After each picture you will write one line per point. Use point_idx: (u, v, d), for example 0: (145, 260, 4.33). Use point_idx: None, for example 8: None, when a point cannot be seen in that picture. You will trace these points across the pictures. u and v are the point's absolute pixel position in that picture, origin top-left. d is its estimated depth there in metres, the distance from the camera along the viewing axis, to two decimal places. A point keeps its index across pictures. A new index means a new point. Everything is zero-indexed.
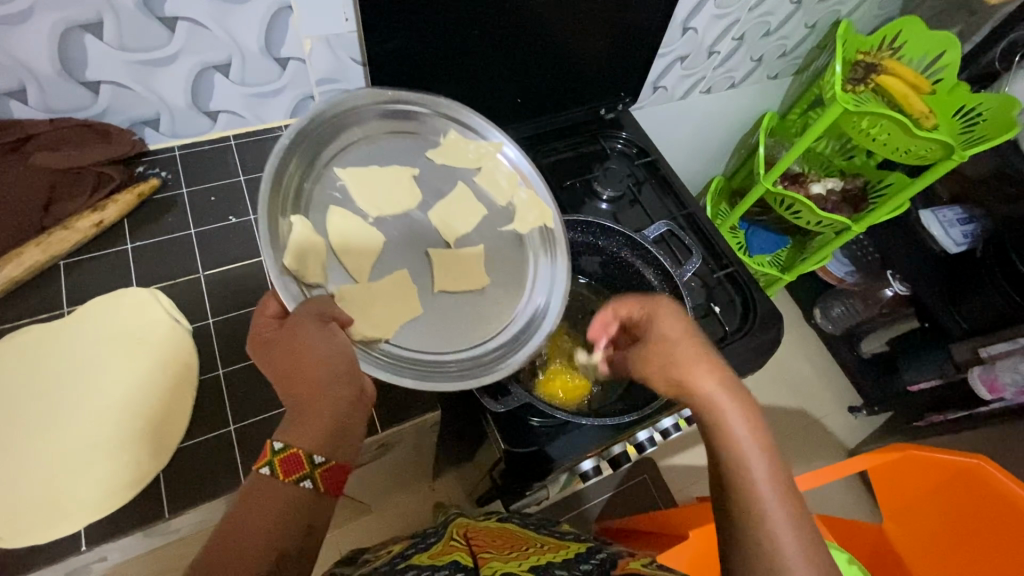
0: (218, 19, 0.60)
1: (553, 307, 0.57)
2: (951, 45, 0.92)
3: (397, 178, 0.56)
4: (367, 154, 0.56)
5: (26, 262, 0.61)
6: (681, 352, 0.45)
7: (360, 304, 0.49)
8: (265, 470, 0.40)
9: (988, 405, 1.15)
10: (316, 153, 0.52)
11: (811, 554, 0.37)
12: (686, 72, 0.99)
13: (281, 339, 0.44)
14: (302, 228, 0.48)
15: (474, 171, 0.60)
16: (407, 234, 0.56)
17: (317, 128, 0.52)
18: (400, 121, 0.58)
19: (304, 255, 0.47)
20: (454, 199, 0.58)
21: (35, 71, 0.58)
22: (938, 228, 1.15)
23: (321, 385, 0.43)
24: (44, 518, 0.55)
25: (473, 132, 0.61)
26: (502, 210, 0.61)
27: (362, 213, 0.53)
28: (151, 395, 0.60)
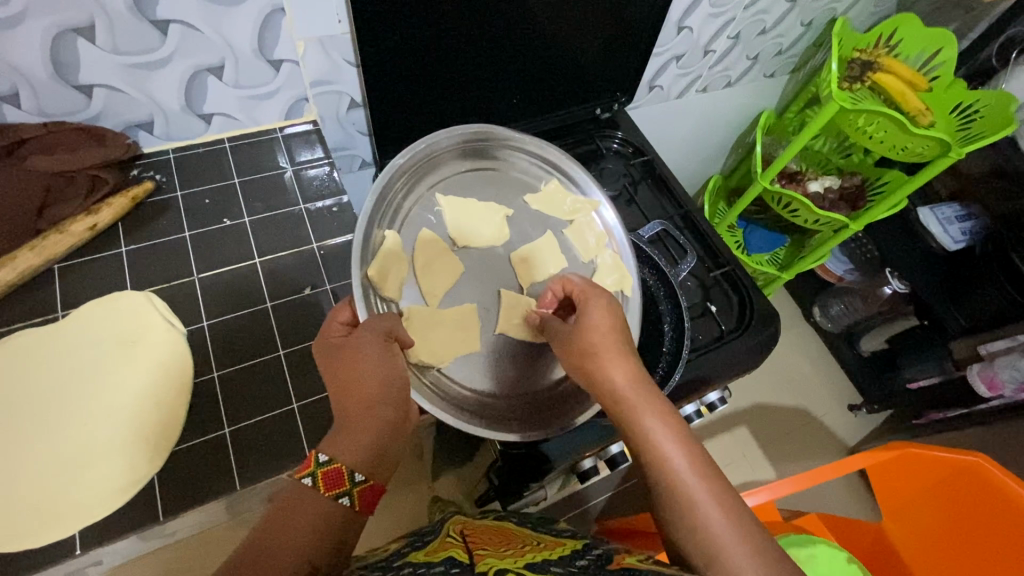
0: (210, 21, 0.60)
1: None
2: (946, 42, 0.92)
3: (488, 211, 0.61)
4: (464, 185, 0.62)
5: (20, 266, 0.62)
6: (600, 349, 0.49)
7: (424, 328, 0.54)
8: (307, 480, 0.40)
9: (989, 403, 1.15)
10: (423, 177, 0.59)
11: (746, 534, 0.40)
12: (681, 71, 0.99)
13: (344, 354, 0.47)
14: (393, 243, 0.54)
15: (565, 223, 0.64)
16: (485, 268, 0.60)
17: (426, 155, 0.59)
18: (497, 162, 0.64)
19: (387, 267, 0.53)
20: (542, 242, 0.61)
21: (28, 75, 0.58)
22: (935, 227, 1.15)
23: (371, 404, 0.45)
24: (34, 524, 0.54)
25: (575, 185, 0.65)
26: (583, 264, 0.63)
27: (448, 240, 0.59)
28: (146, 398, 0.60)
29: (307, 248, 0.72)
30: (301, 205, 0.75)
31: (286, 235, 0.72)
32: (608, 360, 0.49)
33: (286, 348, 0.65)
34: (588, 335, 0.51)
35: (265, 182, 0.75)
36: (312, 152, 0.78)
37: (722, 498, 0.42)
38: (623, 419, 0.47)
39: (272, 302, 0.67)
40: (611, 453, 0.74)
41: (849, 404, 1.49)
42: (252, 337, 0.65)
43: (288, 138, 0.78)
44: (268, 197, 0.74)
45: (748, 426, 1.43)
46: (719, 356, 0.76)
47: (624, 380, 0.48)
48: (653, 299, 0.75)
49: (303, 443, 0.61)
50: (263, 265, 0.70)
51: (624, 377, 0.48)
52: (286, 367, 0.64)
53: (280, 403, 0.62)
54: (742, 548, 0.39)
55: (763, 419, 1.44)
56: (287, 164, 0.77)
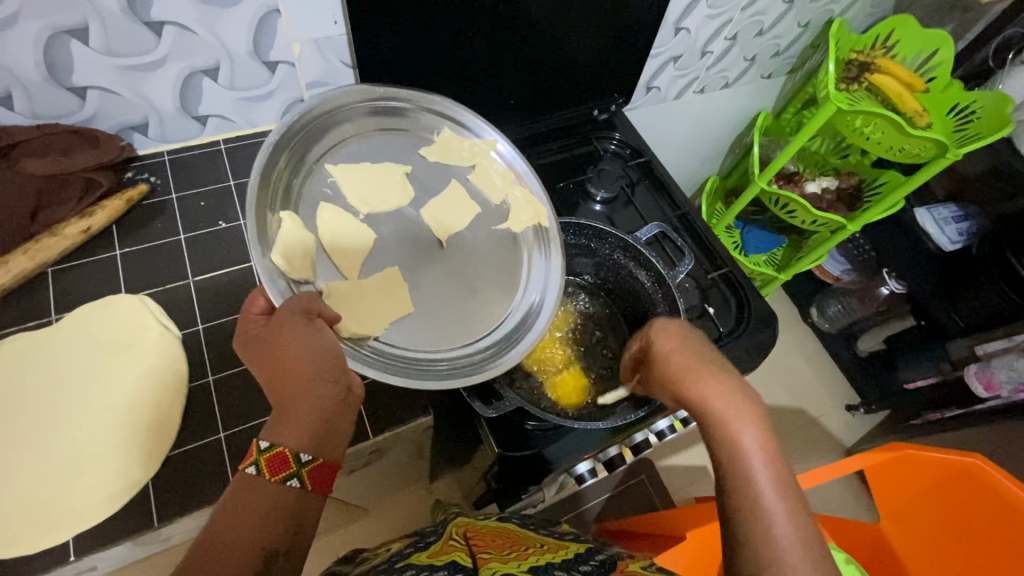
0: (205, 23, 0.59)
1: (547, 301, 0.57)
2: (943, 43, 0.92)
3: (387, 174, 0.56)
4: (357, 151, 0.56)
5: (13, 270, 0.61)
6: (686, 365, 0.50)
7: (349, 301, 0.50)
8: (251, 469, 0.39)
9: (987, 403, 1.15)
10: (308, 150, 0.53)
11: (807, 548, 0.39)
12: (679, 72, 0.99)
13: (265, 339, 0.44)
14: (291, 223, 0.49)
15: (468, 168, 0.61)
16: (400, 230, 0.56)
17: (309, 124, 0.54)
18: (392, 120, 0.59)
19: (294, 249, 0.48)
20: (446, 197, 0.58)
21: (22, 77, 0.58)
22: (932, 227, 1.17)
23: (305, 382, 0.42)
24: (23, 531, 0.54)
25: (467, 129, 0.61)
26: (495, 208, 0.61)
27: (352, 210, 0.54)
28: (140, 403, 0.60)
29: None
30: None
31: None
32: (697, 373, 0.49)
33: None
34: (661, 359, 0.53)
35: None
36: None
37: (798, 524, 0.40)
38: (709, 427, 0.47)
39: None
40: (609, 455, 0.74)
41: (847, 404, 1.49)
42: None
43: None
44: None
45: None
46: None
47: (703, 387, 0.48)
48: (650, 303, 0.73)
49: None
50: None
51: (714, 389, 0.48)
52: None
53: (276, 407, 0.61)
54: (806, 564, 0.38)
55: None
56: None
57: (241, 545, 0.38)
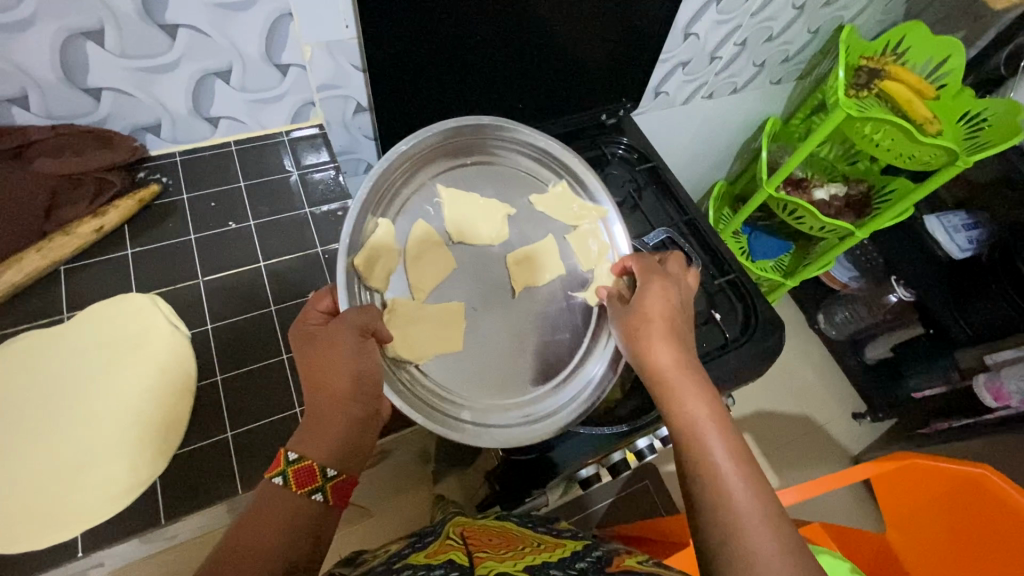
0: (218, 26, 0.60)
1: (600, 378, 0.57)
2: (956, 50, 0.91)
3: (488, 209, 0.58)
4: (469, 181, 0.59)
5: (27, 267, 0.62)
6: (643, 330, 0.53)
7: (407, 322, 0.52)
8: (278, 480, 0.40)
9: (994, 413, 1.14)
10: (427, 165, 0.56)
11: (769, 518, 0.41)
12: (687, 78, 0.99)
13: (317, 344, 0.45)
14: (385, 232, 0.51)
15: (569, 228, 0.61)
16: (476, 265, 0.57)
17: (440, 144, 0.57)
18: (513, 162, 0.61)
19: (376, 257, 0.50)
20: (538, 246, 0.59)
21: (37, 78, 0.59)
22: (942, 235, 1.16)
23: (340, 399, 0.43)
24: (33, 526, 0.54)
25: (584, 191, 0.62)
26: (580, 274, 0.61)
27: (443, 234, 0.56)
28: (150, 401, 0.60)
29: (312, 252, 0.72)
30: (307, 209, 0.75)
31: (291, 239, 0.72)
32: (655, 342, 0.52)
33: (290, 351, 0.65)
34: (638, 314, 0.54)
35: (270, 185, 0.75)
36: (318, 155, 0.78)
37: (752, 484, 0.43)
38: (665, 399, 0.50)
39: (276, 306, 0.67)
40: (613, 461, 0.74)
41: (854, 412, 1.48)
42: (255, 341, 0.65)
43: (294, 141, 0.78)
44: (272, 200, 0.74)
45: (751, 433, 1.42)
46: (724, 364, 0.75)
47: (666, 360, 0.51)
48: None
49: None
50: (268, 268, 0.70)
51: (671, 359, 0.51)
52: (290, 371, 0.63)
53: (283, 407, 0.61)
54: (768, 536, 0.40)
55: (766, 427, 1.44)
56: (293, 168, 0.77)
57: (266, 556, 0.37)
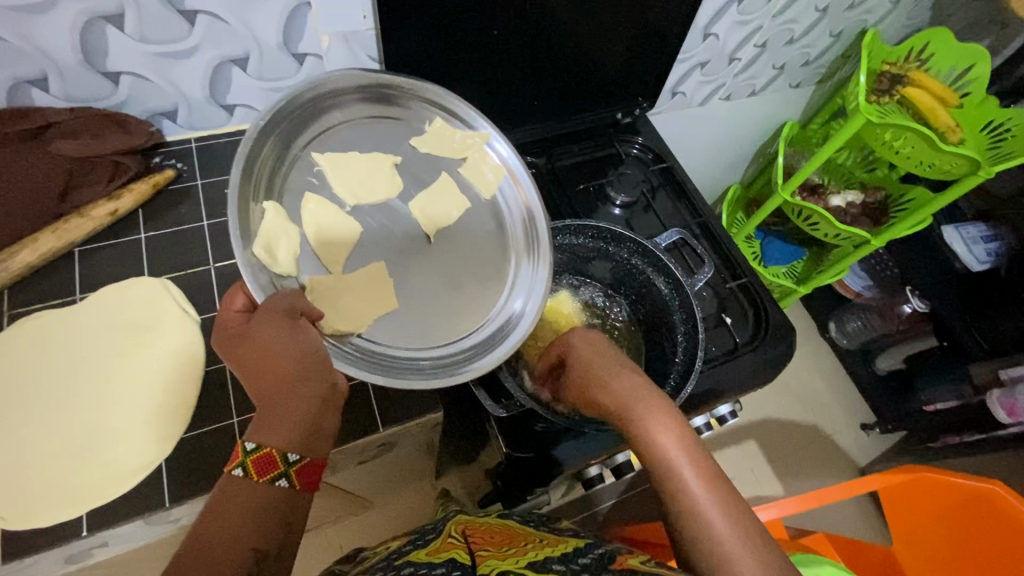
0: (237, 14, 0.60)
1: (530, 309, 0.56)
2: (980, 58, 0.89)
3: (374, 164, 0.55)
4: (346, 139, 0.55)
5: (41, 248, 0.62)
6: (599, 378, 0.56)
7: (332, 296, 0.49)
8: (238, 471, 0.40)
9: (1007, 430, 1.12)
10: (295, 135, 0.52)
11: (742, 530, 0.43)
12: (705, 78, 0.98)
13: (244, 341, 0.43)
14: (275, 213, 0.47)
15: (459, 162, 0.59)
16: (382, 221, 0.55)
17: (298, 107, 0.52)
18: (387, 107, 0.57)
19: (275, 240, 0.47)
20: (436, 190, 0.57)
21: (57, 60, 0.59)
22: (960, 245, 1.13)
23: (290, 386, 0.43)
24: (35, 505, 0.54)
25: (459, 120, 0.59)
26: (485, 203, 0.60)
27: (338, 202, 0.53)
28: (157, 384, 0.60)
29: None
30: None
31: None
32: (596, 383, 0.55)
33: None
34: (579, 365, 0.58)
35: None
36: None
37: (724, 502, 0.45)
38: (626, 431, 0.52)
39: None
40: (617, 462, 0.74)
41: (862, 422, 1.46)
42: None
43: None
44: None
45: (756, 440, 1.41)
46: (732, 368, 0.75)
47: (618, 395, 0.54)
48: (668, 310, 0.72)
49: None
50: None
51: (626, 390, 0.54)
52: None
53: None
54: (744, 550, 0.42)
55: (772, 434, 1.42)
56: None
57: (229, 548, 0.38)
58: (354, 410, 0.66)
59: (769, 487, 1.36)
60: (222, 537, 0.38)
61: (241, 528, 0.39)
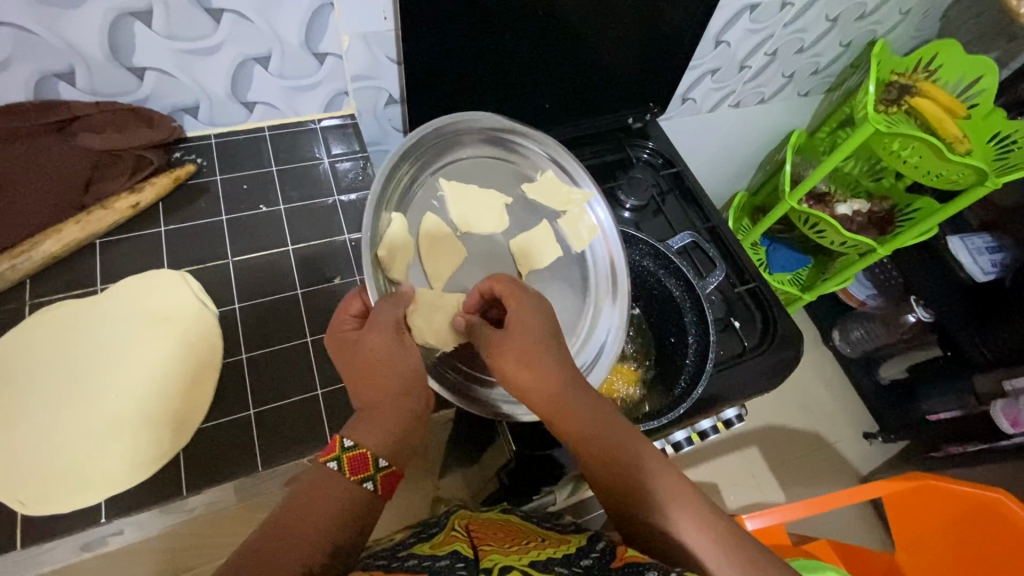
0: (261, 13, 0.61)
1: (609, 347, 0.60)
2: (988, 70, 0.91)
3: (487, 198, 0.59)
4: (466, 172, 0.60)
5: (64, 239, 0.63)
6: (528, 355, 0.48)
7: (432, 309, 0.52)
8: (333, 464, 0.41)
9: (1010, 440, 1.12)
10: (430, 160, 0.57)
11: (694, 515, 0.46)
12: (716, 85, 0.99)
13: (356, 347, 0.46)
14: (400, 226, 0.52)
15: (559, 213, 0.63)
16: (485, 255, 0.59)
17: (437, 135, 0.57)
18: (503, 151, 0.62)
19: (394, 250, 0.51)
20: (537, 232, 0.60)
21: (84, 55, 0.60)
22: (965, 256, 1.15)
23: (390, 395, 0.45)
24: (56, 491, 0.55)
25: (569, 177, 0.63)
26: (575, 255, 0.63)
27: (451, 225, 0.57)
28: (177, 374, 0.61)
29: (339, 239, 0.73)
30: (335, 197, 0.76)
31: (319, 225, 0.73)
32: (524, 367, 0.48)
33: (314, 335, 0.66)
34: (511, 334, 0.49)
35: (300, 171, 0.76)
36: (347, 146, 0.79)
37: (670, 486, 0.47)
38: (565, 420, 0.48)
39: (303, 289, 0.68)
40: None
41: (865, 431, 1.47)
42: (281, 322, 0.66)
43: (325, 130, 0.79)
44: (301, 186, 0.75)
45: (759, 446, 1.42)
46: (741, 372, 0.75)
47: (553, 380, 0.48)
48: (678, 311, 0.73)
49: (327, 430, 0.61)
50: (296, 252, 0.71)
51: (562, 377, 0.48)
52: (314, 354, 0.64)
53: (305, 389, 0.62)
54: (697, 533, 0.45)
55: (776, 440, 1.43)
56: (323, 156, 0.78)
57: (310, 540, 0.38)
58: None
59: (771, 493, 1.36)
60: (304, 528, 0.38)
61: (325, 521, 0.39)
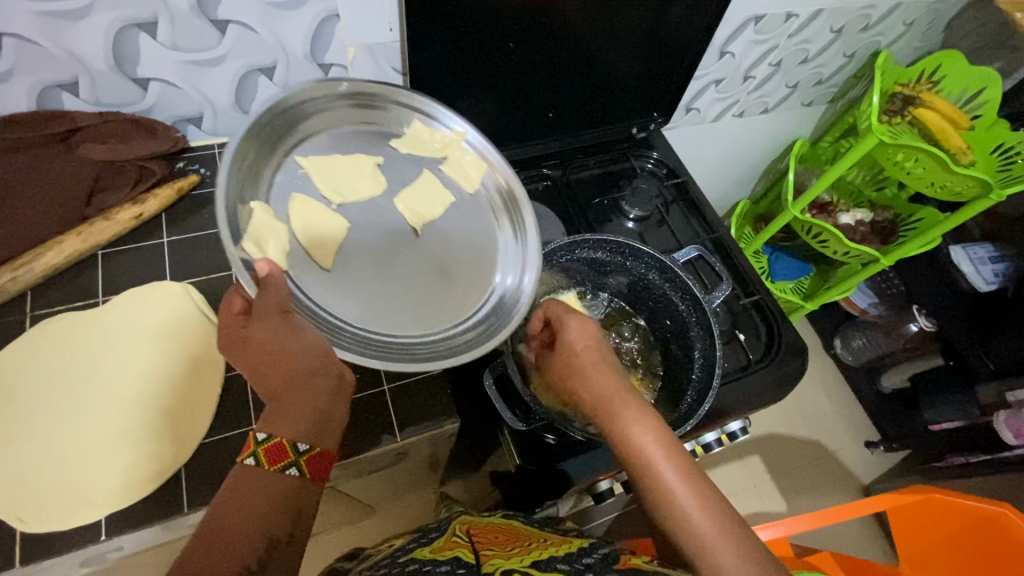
0: (267, 24, 0.61)
1: (528, 285, 0.57)
2: (992, 81, 0.90)
3: (359, 165, 0.56)
4: (326, 144, 0.56)
5: (66, 250, 0.63)
6: (578, 368, 0.54)
7: (316, 284, 0.50)
8: (251, 460, 0.41)
9: (1013, 451, 1.11)
10: (274, 144, 0.52)
11: (726, 532, 0.43)
12: (719, 95, 0.99)
13: (242, 340, 0.44)
14: (261, 212, 0.48)
15: (440, 160, 0.60)
16: (375, 220, 0.55)
17: (280, 116, 0.53)
18: (366, 112, 0.58)
19: (262, 236, 0.47)
20: (421, 187, 0.57)
21: (88, 65, 0.60)
22: (968, 266, 1.15)
23: (298, 381, 0.44)
24: (55, 507, 0.54)
25: (436, 120, 0.60)
26: (468, 197, 0.60)
27: (324, 200, 0.53)
28: (177, 389, 0.61)
29: None
30: None
31: None
32: (584, 381, 0.54)
33: None
34: (564, 352, 0.56)
35: None
36: None
37: (708, 507, 0.44)
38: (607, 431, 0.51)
39: None
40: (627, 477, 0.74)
41: (866, 440, 1.46)
42: None
43: None
44: None
45: (761, 455, 1.41)
46: (745, 384, 0.75)
47: (599, 391, 0.52)
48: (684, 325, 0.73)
49: None
50: None
51: (603, 389, 0.52)
52: None
53: None
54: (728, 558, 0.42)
55: (777, 450, 1.42)
56: None
57: (243, 534, 0.39)
58: (369, 418, 0.65)
59: (772, 502, 1.36)
60: (236, 525, 0.39)
61: (257, 515, 0.40)
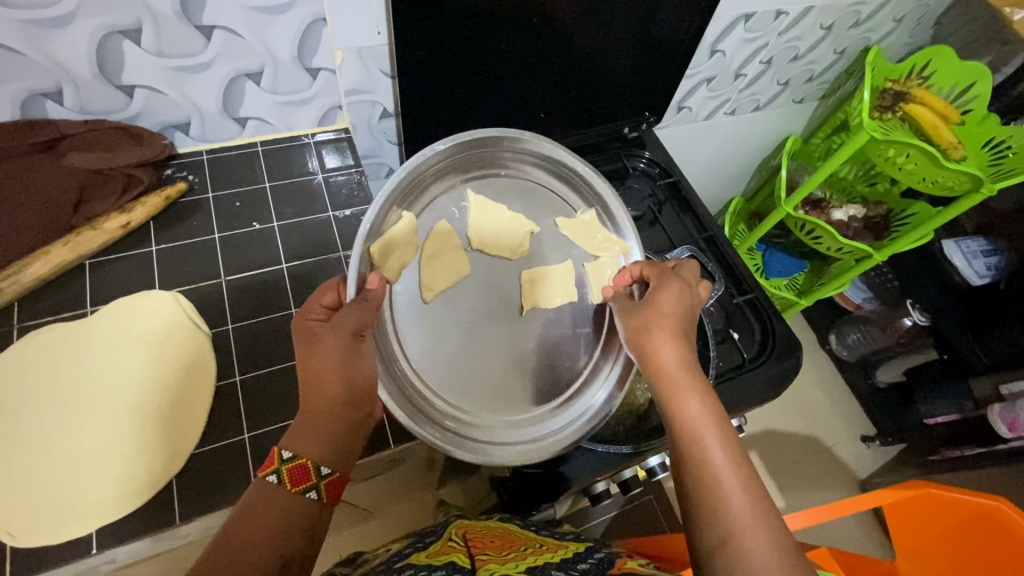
0: (254, 29, 0.61)
1: (598, 409, 0.58)
2: (982, 76, 0.90)
3: (512, 225, 0.60)
4: (501, 190, 0.60)
5: (52, 261, 0.62)
6: (655, 328, 0.53)
7: (416, 321, 0.55)
8: (273, 477, 0.43)
9: (1008, 444, 1.12)
10: (467, 169, 0.59)
11: (763, 521, 0.42)
12: (711, 94, 0.99)
13: (313, 344, 0.47)
14: (406, 225, 0.53)
15: (589, 256, 0.62)
16: (490, 275, 0.59)
17: (477, 151, 0.58)
18: (542, 183, 0.62)
19: (391, 250, 0.52)
20: (556, 269, 0.60)
21: (71, 72, 0.59)
22: (959, 259, 1.15)
23: (331, 406, 0.46)
24: (46, 520, 0.54)
25: (611, 223, 0.62)
26: (588, 302, 0.62)
27: (464, 238, 0.58)
28: (169, 398, 0.60)
29: (333, 255, 0.72)
30: (329, 212, 0.75)
31: (313, 242, 0.72)
32: (662, 343, 0.52)
33: None
34: (650, 308, 0.54)
35: (294, 187, 0.75)
36: (341, 159, 0.79)
37: (751, 493, 0.44)
38: (664, 400, 0.50)
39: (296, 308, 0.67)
40: (623, 478, 0.73)
41: (862, 435, 1.47)
42: (275, 343, 0.65)
43: (318, 145, 0.79)
44: (295, 202, 0.74)
45: (758, 452, 1.41)
46: (740, 384, 0.74)
47: (668, 358, 0.51)
48: None
49: None
50: (289, 270, 0.70)
51: (673, 360, 0.51)
52: None
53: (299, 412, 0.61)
54: (760, 541, 0.41)
55: (774, 446, 1.43)
56: (317, 170, 0.77)
57: (257, 554, 0.40)
58: None
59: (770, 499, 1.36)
60: (249, 546, 0.40)
61: (270, 538, 0.41)
